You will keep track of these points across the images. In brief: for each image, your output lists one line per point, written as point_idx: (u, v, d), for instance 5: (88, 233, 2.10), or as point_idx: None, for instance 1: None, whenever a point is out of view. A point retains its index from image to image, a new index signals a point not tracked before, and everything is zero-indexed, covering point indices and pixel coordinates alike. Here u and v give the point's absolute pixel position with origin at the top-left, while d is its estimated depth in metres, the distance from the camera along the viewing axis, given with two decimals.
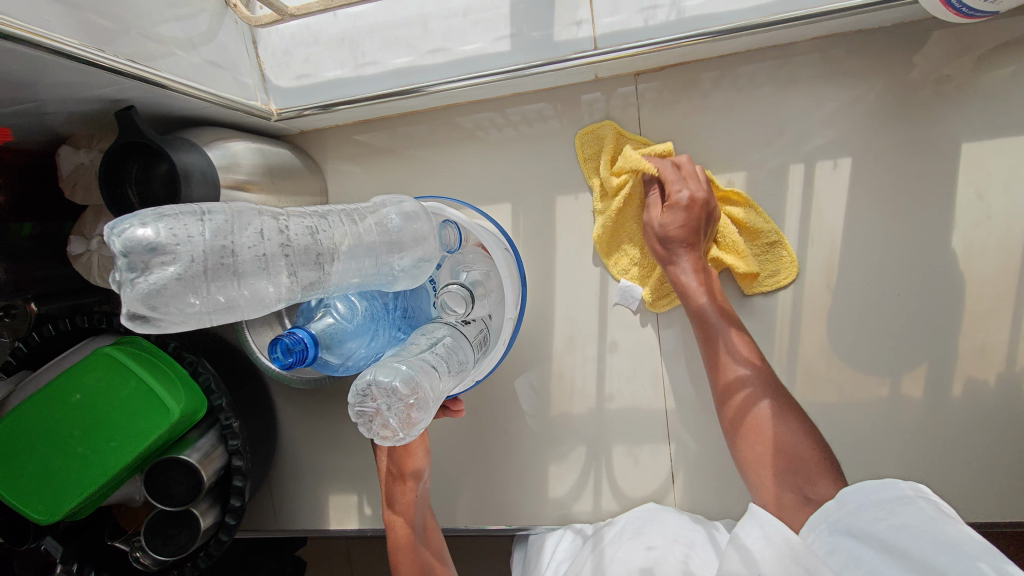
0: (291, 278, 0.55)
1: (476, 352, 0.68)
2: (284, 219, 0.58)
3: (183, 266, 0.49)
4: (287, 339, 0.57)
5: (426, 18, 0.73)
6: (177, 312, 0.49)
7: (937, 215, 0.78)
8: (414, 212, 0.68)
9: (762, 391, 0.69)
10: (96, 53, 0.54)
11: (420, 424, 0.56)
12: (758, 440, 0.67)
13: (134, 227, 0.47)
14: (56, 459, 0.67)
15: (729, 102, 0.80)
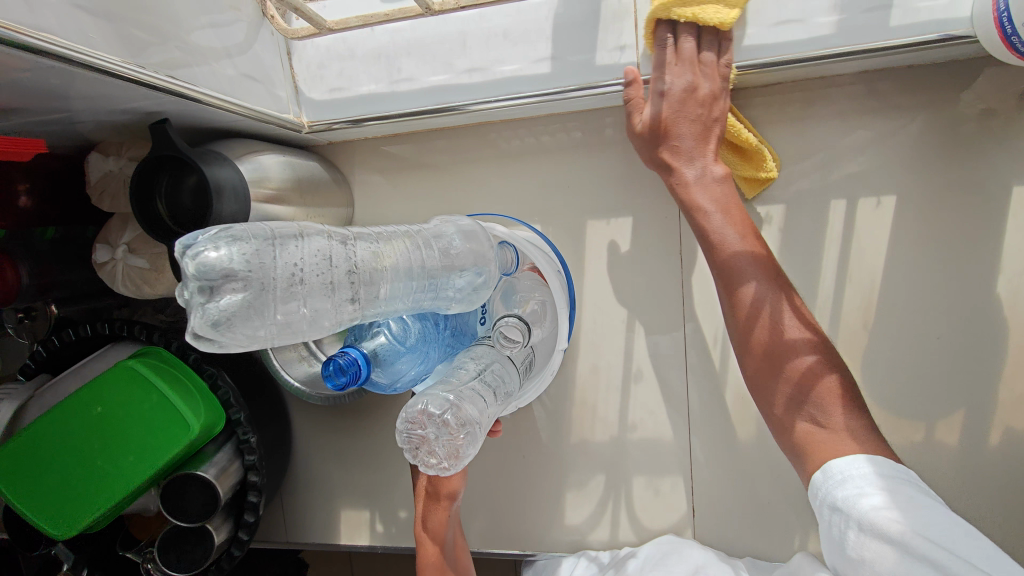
0: (354, 304, 0.55)
1: (521, 378, 0.66)
2: (350, 244, 0.57)
3: (253, 292, 0.48)
4: (339, 359, 0.55)
5: (465, 37, 0.72)
6: (244, 334, 0.48)
7: (982, 259, 0.75)
8: (479, 236, 0.66)
9: (786, 321, 0.63)
10: (137, 70, 0.52)
11: (467, 456, 0.54)
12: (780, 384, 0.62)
13: (209, 251, 0.46)
14: (74, 473, 0.66)
15: (770, 132, 0.79)
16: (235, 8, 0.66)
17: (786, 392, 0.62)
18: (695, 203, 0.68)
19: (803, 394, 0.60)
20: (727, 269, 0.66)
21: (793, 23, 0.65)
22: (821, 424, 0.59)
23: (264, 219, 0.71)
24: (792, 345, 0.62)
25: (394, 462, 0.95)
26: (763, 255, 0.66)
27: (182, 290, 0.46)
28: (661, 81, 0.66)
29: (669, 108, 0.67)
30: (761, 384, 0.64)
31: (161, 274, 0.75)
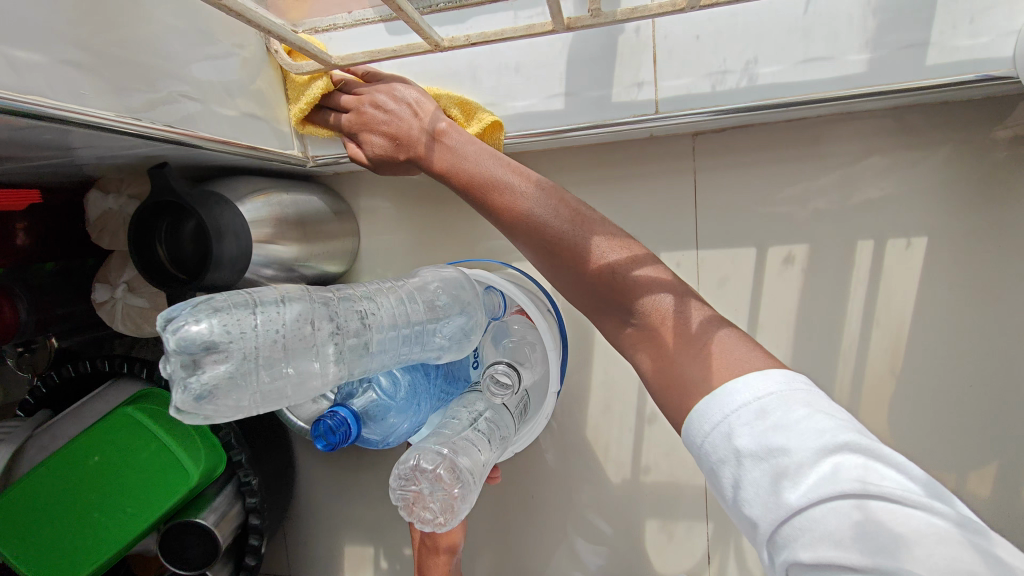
0: (339, 364, 0.53)
1: (516, 422, 0.64)
2: (333, 304, 0.56)
3: (237, 363, 0.46)
4: (327, 420, 0.54)
5: (475, 70, 0.69)
6: (229, 404, 0.46)
7: (1020, 304, 0.71)
8: (464, 288, 0.66)
9: (554, 219, 0.54)
10: (134, 125, 0.51)
11: (462, 511, 0.54)
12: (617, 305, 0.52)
13: (188, 324, 0.44)
14: (70, 526, 0.64)
15: (793, 166, 0.75)
16: (237, 45, 0.64)
17: (602, 305, 0.53)
18: (444, 166, 0.61)
19: (609, 296, 0.52)
20: (483, 200, 0.58)
21: (820, 61, 0.61)
22: (635, 323, 0.51)
23: (266, 259, 0.68)
24: (573, 246, 0.53)
25: None
26: (502, 163, 0.58)
27: (163, 364, 0.44)
28: (356, 119, 0.66)
29: (387, 124, 0.64)
30: (613, 322, 0.53)
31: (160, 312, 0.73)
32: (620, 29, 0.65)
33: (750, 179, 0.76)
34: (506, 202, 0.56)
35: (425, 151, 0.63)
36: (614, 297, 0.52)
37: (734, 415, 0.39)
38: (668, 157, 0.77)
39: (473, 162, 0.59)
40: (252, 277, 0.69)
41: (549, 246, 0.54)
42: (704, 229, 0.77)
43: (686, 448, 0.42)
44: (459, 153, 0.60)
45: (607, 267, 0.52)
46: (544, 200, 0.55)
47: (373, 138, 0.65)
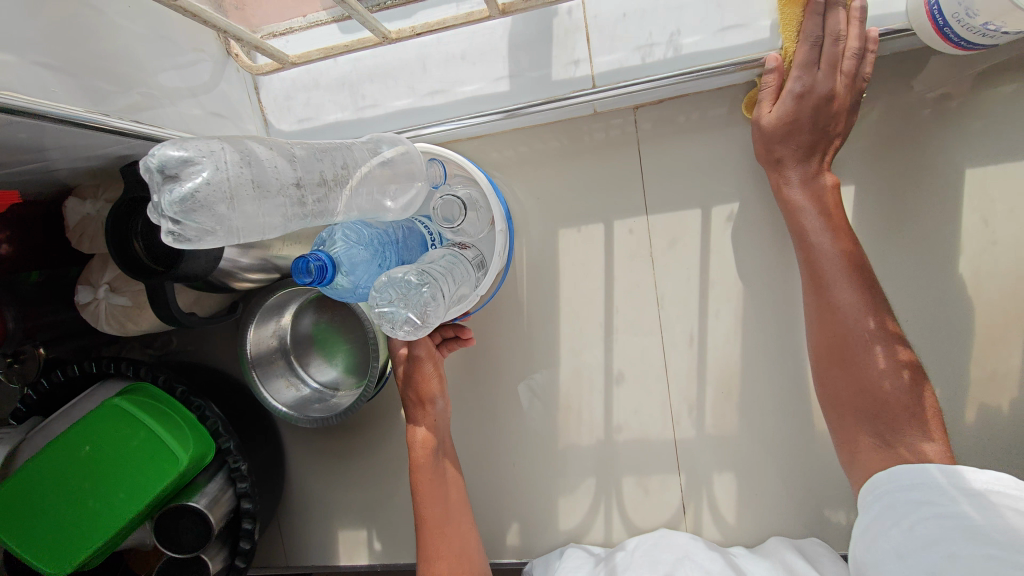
0: (303, 202, 0.55)
1: (476, 273, 0.67)
2: (293, 154, 0.57)
3: (214, 175, 0.48)
4: (311, 259, 0.52)
5: (424, 60, 0.74)
6: (207, 224, 0.48)
7: (945, 242, 0.76)
8: (412, 154, 0.65)
9: (869, 328, 0.65)
10: (102, 117, 0.55)
11: (434, 318, 0.58)
12: (866, 395, 0.64)
13: (168, 146, 0.47)
14: (65, 514, 0.67)
15: (730, 129, 0.80)
16: (198, 49, 0.69)
17: (855, 396, 0.65)
18: (792, 203, 0.71)
19: (870, 399, 0.64)
20: (812, 254, 0.69)
21: (735, 28, 0.68)
22: (883, 439, 0.62)
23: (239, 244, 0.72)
24: (879, 358, 0.64)
25: (386, 478, 0.97)
26: (849, 251, 0.68)
27: (144, 175, 0.46)
28: (793, 89, 0.67)
29: (798, 126, 0.69)
30: (848, 401, 0.66)
31: (143, 310, 0.77)
32: (554, 11, 0.71)
33: (689, 145, 0.81)
34: (831, 276, 0.68)
35: (787, 184, 0.72)
36: (877, 402, 0.63)
37: (972, 491, 0.51)
38: (613, 131, 0.82)
39: (833, 236, 0.69)
40: (229, 266, 0.73)
41: (863, 336, 0.65)
42: (651, 196, 0.82)
43: (884, 483, 0.58)
44: (809, 216, 0.70)
45: (894, 392, 0.63)
46: (859, 300, 0.66)
47: (783, 112, 0.69)
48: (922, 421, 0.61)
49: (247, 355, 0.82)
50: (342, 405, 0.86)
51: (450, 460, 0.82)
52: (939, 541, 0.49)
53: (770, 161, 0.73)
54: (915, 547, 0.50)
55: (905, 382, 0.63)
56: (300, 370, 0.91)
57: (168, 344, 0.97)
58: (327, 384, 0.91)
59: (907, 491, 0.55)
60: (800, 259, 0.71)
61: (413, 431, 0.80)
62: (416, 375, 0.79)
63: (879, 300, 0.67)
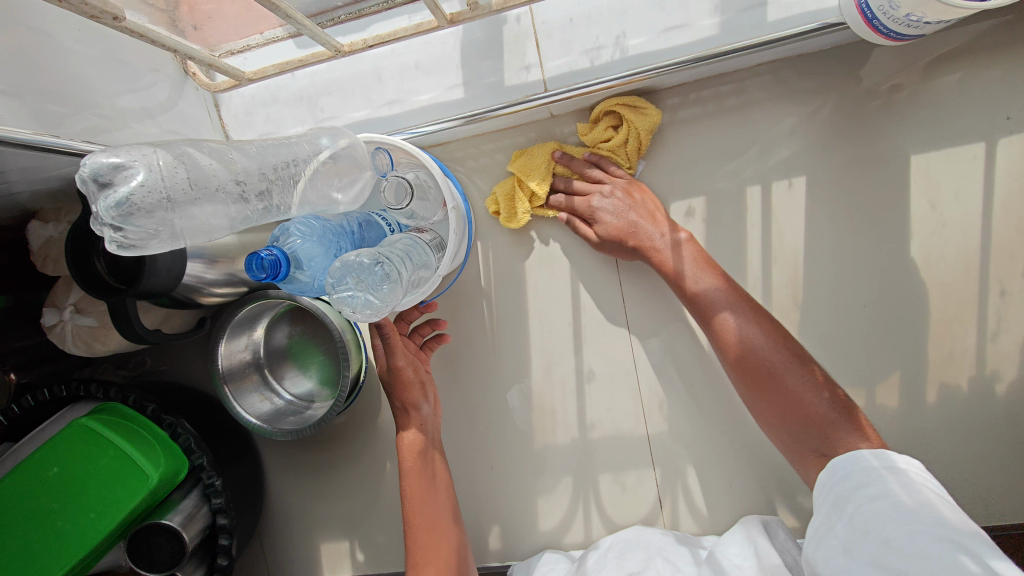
0: (244, 204, 0.56)
1: (435, 256, 0.68)
2: (232, 155, 0.58)
3: (149, 181, 0.48)
4: (264, 255, 0.55)
5: (380, 71, 0.76)
6: (148, 228, 0.48)
7: (897, 227, 0.77)
8: (357, 145, 0.65)
9: (761, 348, 0.68)
10: (54, 138, 0.55)
11: (395, 299, 0.60)
12: (787, 416, 0.65)
13: (102, 153, 0.48)
14: (35, 537, 0.67)
15: (688, 126, 0.81)
16: (154, 70, 0.70)
17: (784, 418, 0.66)
18: (667, 264, 0.75)
19: (795, 417, 0.65)
20: (699, 302, 0.73)
21: (679, 29, 0.70)
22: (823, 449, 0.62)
23: (202, 259, 0.73)
24: (778, 376, 0.66)
25: (365, 489, 0.96)
26: (728, 287, 0.72)
27: (80, 184, 0.46)
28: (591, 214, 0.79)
29: (621, 222, 0.77)
30: (777, 427, 0.67)
31: (109, 329, 0.77)
32: (503, 19, 0.73)
33: (654, 143, 0.82)
34: (713, 309, 0.71)
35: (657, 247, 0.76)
36: (800, 416, 0.64)
37: (890, 472, 0.54)
38: (570, 133, 0.84)
39: (703, 272, 0.73)
40: (192, 281, 0.74)
41: (752, 364, 0.68)
42: None
43: (828, 470, 0.59)
44: (691, 269, 0.74)
45: (814, 402, 0.64)
46: (744, 320, 0.70)
47: (610, 218, 0.77)
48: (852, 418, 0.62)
49: (218, 370, 0.82)
50: (316, 416, 0.86)
51: (439, 462, 0.81)
52: (885, 522, 0.49)
53: (632, 248, 0.78)
54: (859, 539, 0.50)
55: (812, 384, 0.65)
56: (274, 382, 0.91)
57: (142, 364, 0.97)
58: (301, 397, 0.91)
59: (853, 476, 0.56)
60: (693, 312, 0.74)
61: (400, 442, 0.79)
62: (397, 385, 0.78)
63: (768, 320, 0.71)
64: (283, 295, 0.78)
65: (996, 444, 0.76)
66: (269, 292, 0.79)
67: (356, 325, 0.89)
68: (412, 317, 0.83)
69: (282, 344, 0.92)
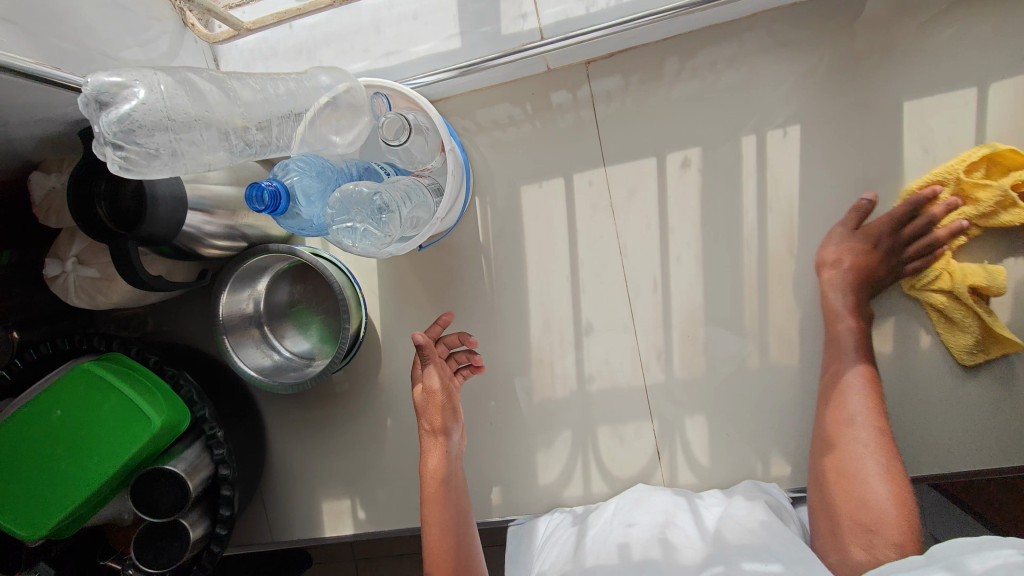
0: (244, 132, 0.57)
1: (432, 200, 0.69)
2: (233, 85, 0.58)
3: (152, 102, 0.49)
4: (265, 186, 0.56)
5: (377, 22, 0.77)
6: (151, 147, 0.49)
7: (890, 173, 0.78)
8: (356, 89, 0.65)
9: (868, 427, 0.71)
10: (52, 71, 0.56)
11: (395, 237, 0.60)
12: (842, 489, 0.70)
13: (105, 74, 0.49)
14: (41, 478, 0.68)
15: (684, 76, 0.81)
16: (155, 18, 0.70)
17: (837, 469, 0.71)
18: (829, 302, 0.77)
19: (844, 482, 0.70)
20: (832, 322, 0.77)
21: None
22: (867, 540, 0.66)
23: (202, 210, 0.74)
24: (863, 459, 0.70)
25: (367, 446, 0.97)
26: (862, 338, 0.75)
27: (81, 103, 0.47)
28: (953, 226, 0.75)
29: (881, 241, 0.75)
30: (826, 489, 0.71)
31: (113, 281, 0.78)
32: None
33: (650, 95, 0.82)
34: (840, 368, 0.75)
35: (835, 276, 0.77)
36: (860, 501, 0.68)
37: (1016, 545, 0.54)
38: (567, 86, 0.84)
39: (857, 329, 0.75)
40: (193, 233, 0.75)
41: (849, 432, 0.72)
42: (608, 146, 0.84)
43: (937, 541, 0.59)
44: (831, 289, 0.77)
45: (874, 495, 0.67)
46: (868, 398, 0.72)
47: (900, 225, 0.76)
48: (903, 536, 0.64)
49: (218, 324, 0.83)
50: (315, 371, 0.87)
51: (461, 489, 0.81)
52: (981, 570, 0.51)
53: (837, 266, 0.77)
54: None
55: (889, 486, 0.67)
56: (274, 338, 0.92)
57: (144, 325, 0.98)
58: (301, 355, 0.92)
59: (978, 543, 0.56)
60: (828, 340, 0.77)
61: (424, 463, 0.79)
62: (430, 407, 0.80)
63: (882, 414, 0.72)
64: (282, 249, 0.80)
65: (988, 384, 0.78)
66: (269, 247, 0.80)
67: (356, 281, 0.89)
68: (452, 342, 0.84)
69: (281, 301, 0.93)
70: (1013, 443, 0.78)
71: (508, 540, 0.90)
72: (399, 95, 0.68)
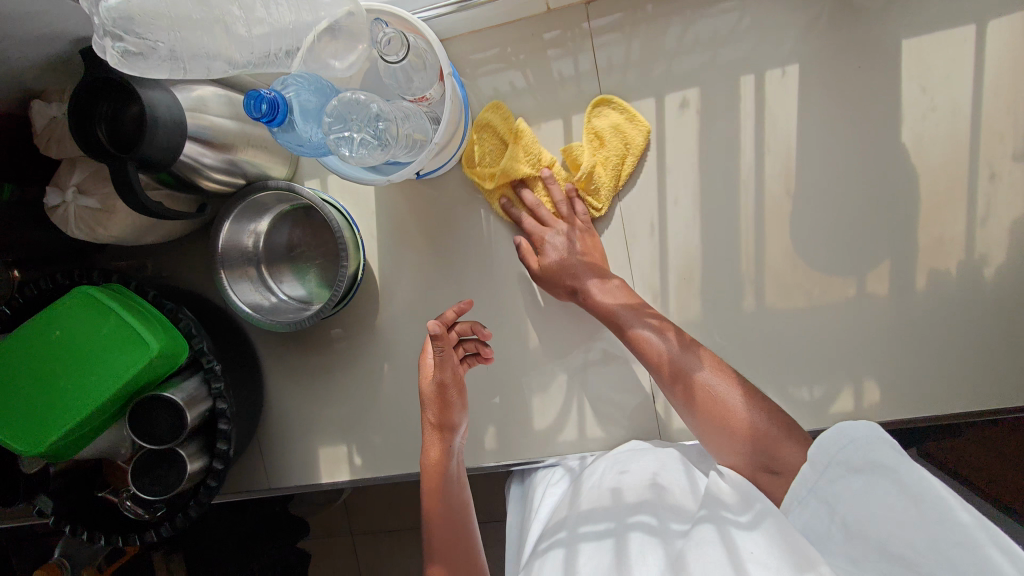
0: (246, 36, 0.60)
1: (428, 129, 0.70)
2: None
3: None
4: (265, 95, 0.56)
5: None
6: (149, 44, 0.54)
7: (888, 112, 0.78)
8: (356, 13, 0.65)
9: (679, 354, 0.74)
10: None
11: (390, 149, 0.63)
12: (721, 434, 0.69)
13: None
14: (41, 394, 0.70)
15: (683, 16, 0.81)
16: None
17: (718, 427, 0.69)
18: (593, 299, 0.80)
19: (716, 428, 0.70)
20: (611, 317, 0.79)
21: None
22: (776, 470, 0.66)
23: (201, 140, 0.75)
24: (700, 395, 0.71)
25: (364, 393, 0.98)
26: (627, 299, 0.80)
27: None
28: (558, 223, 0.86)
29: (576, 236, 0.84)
30: (715, 445, 0.70)
31: (113, 212, 0.78)
32: None
33: (648, 35, 0.82)
34: (637, 336, 0.77)
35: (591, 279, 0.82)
36: (751, 441, 0.67)
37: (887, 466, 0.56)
38: (566, 26, 0.84)
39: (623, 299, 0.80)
40: (192, 163, 0.75)
41: (684, 382, 0.73)
42: (606, 87, 0.84)
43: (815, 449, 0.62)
44: (599, 293, 0.80)
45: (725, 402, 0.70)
46: (668, 339, 0.75)
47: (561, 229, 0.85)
48: (780, 425, 0.67)
49: (217, 262, 0.84)
50: (311, 312, 0.87)
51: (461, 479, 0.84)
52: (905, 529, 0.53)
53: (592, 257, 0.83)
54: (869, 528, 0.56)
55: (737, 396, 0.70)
56: (271, 282, 0.92)
57: (144, 271, 0.98)
58: (297, 299, 0.92)
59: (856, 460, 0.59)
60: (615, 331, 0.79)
61: (426, 455, 0.82)
62: (442, 403, 0.81)
63: (676, 336, 0.76)
64: (281, 185, 0.81)
65: (982, 326, 0.78)
66: (268, 184, 0.82)
67: (355, 225, 0.90)
68: (462, 329, 0.84)
69: (278, 246, 0.93)
70: (1006, 384, 0.78)
71: (511, 497, 0.93)
72: (395, 19, 0.68)
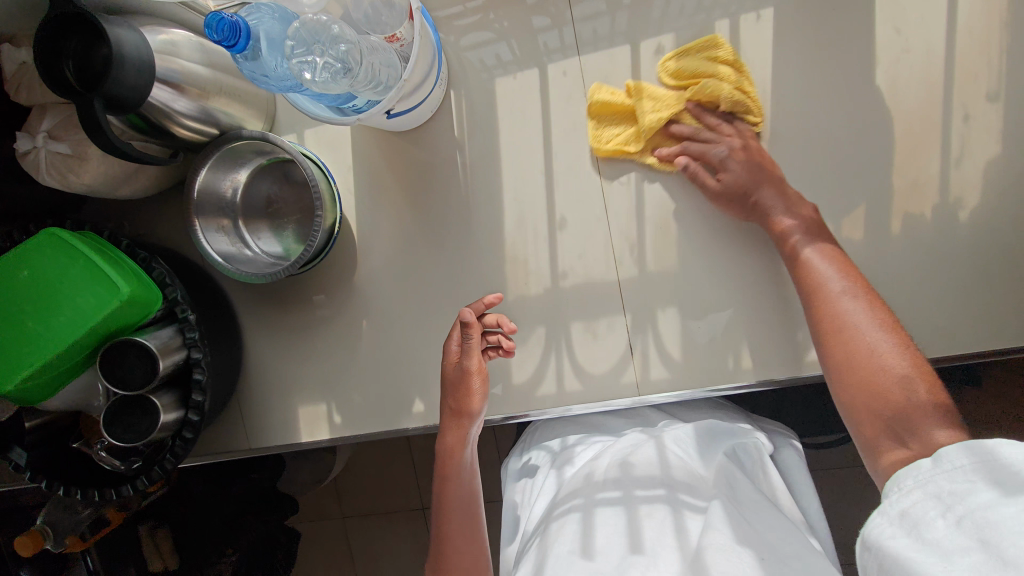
0: None
1: (396, 67, 0.69)
2: None
3: None
4: (226, 16, 0.56)
5: None
6: None
7: (862, 55, 0.78)
8: None
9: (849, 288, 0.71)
10: None
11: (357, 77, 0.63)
12: (859, 375, 0.66)
13: None
14: (11, 334, 0.70)
15: None
16: None
17: (859, 372, 0.66)
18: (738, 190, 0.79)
19: (854, 367, 0.67)
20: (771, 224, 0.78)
21: None
22: (906, 444, 0.61)
23: (171, 84, 0.74)
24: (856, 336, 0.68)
25: (343, 350, 0.97)
26: (793, 211, 0.78)
27: None
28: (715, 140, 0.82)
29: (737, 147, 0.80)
30: (843, 389, 0.67)
31: (84, 158, 0.77)
32: None
33: None
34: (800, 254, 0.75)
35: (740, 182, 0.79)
36: (880, 398, 0.64)
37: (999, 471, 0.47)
38: None
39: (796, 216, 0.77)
40: (162, 107, 0.75)
41: (834, 317, 0.70)
42: (581, 34, 0.85)
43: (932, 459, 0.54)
44: (781, 207, 0.78)
45: (890, 357, 0.65)
46: (833, 264, 0.73)
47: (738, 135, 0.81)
48: (933, 403, 0.61)
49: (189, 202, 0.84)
50: (281, 266, 0.87)
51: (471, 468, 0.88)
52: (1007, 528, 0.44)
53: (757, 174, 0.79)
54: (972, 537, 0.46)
55: (897, 359, 0.65)
56: (241, 231, 0.92)
57: (121, 231, 0.97)
58: (269, 254, 0.92)
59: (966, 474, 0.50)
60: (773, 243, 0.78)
61: (443, 439, 0.85)
62: (462, 388, 0.83)
63: (850, 274, 0.73)
64: (254, 133, 0.80)
65: (960, 270, 0.78)
66: (241, 133, 0.81)
67: (332, 177, 0.89)
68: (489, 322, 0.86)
69: (252, 197, 0.92)
70: (984, 329, 0.78)
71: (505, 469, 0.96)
72: None
